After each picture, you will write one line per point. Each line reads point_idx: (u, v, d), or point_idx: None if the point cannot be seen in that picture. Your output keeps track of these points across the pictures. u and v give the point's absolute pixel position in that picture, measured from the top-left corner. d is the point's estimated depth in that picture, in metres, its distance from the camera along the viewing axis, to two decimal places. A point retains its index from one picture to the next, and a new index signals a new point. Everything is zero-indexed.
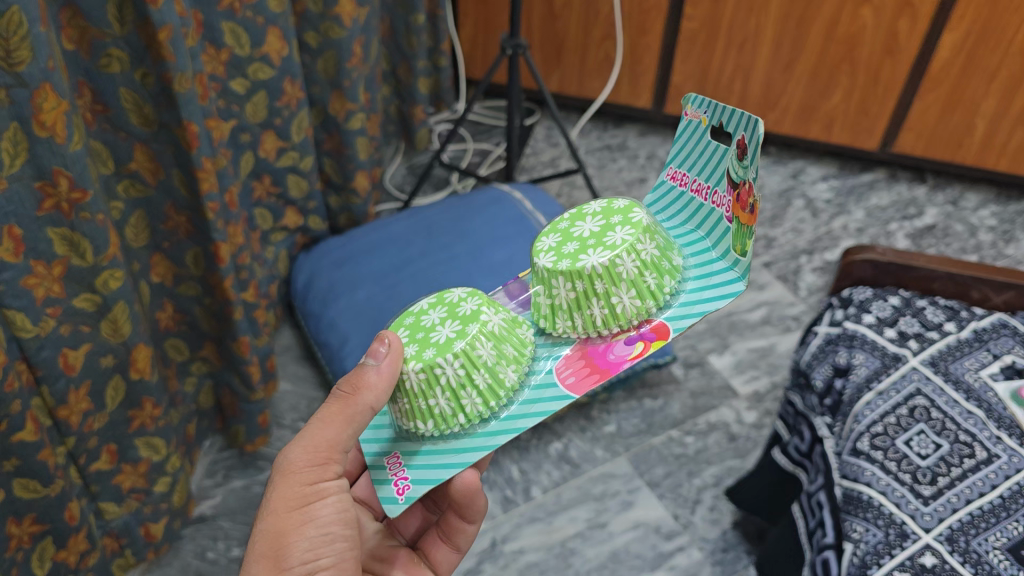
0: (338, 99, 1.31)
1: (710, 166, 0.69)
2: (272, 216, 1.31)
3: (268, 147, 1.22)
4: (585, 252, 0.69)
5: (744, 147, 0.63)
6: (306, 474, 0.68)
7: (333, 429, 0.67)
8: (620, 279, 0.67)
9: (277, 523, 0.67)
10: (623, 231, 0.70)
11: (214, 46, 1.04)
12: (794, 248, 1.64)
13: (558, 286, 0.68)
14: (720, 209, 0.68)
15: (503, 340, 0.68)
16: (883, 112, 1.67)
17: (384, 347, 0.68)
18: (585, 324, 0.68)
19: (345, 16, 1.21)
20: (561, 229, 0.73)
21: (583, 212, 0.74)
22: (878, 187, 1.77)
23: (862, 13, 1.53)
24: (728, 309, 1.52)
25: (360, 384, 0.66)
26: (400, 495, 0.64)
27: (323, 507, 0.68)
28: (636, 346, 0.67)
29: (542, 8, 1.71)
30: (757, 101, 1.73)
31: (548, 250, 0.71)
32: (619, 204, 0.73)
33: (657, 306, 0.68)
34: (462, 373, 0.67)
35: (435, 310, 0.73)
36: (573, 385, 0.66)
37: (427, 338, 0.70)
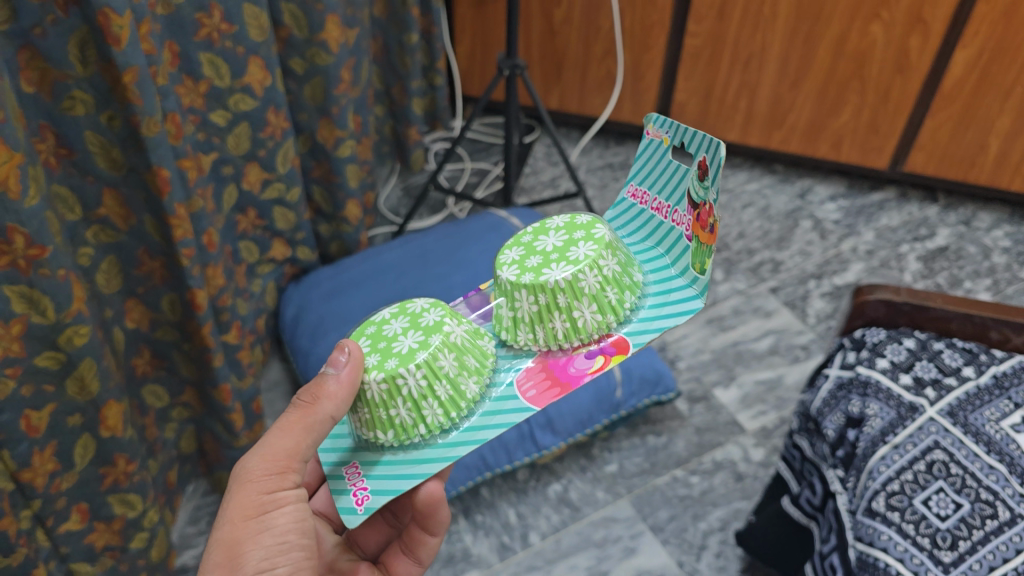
0: (327, 126, 1.24)
1: (672, 185, 0.73)
2: (258, 249, 1.26)
3: (251, 179, 1.16)
4: (547, 268, 0.73)
5: (706, 169, 0.67)
6: (264, 483, 0.68)
7: (291, 439, 0.68)
8: (582, 294, 0.71)
9: (233, 531, 0.67)
10: (585, 246, 0.73)
11: (192, 78, 0.99)
12: (803, 272, 1.58)
13: (521, 300, 0.72)
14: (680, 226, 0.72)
15: (464, 352, 0.71)
16: (894, 131, 1.61)
17: (344, 355, 0.69)
18: (547, 338, 0.72)
19: (332, 41, 1.15)
20: (524, 242, 0.77)
21: (543, 229, 0.77)
22: (888, 206, 1.71)
23: (872, 29, 1.47)
24: (734, 338, 1.46)
25: (319, 393, 0.67)
26: (359, 506, 0.66)
27: (280, 516, 0.69)
28: (596, 360, 0.71)
29: (540, 24, 1.65)
30: (763, 119, 1.68)
31: (511, 264, 0.74)
32: (581, 218, 0.77)
33: (617, 321, 0.72)
34: (424, 384, 0.69)
35: (397, 319, 0.75)
36: (534, 398, 0.68)
37: (388, 347, 0.71)
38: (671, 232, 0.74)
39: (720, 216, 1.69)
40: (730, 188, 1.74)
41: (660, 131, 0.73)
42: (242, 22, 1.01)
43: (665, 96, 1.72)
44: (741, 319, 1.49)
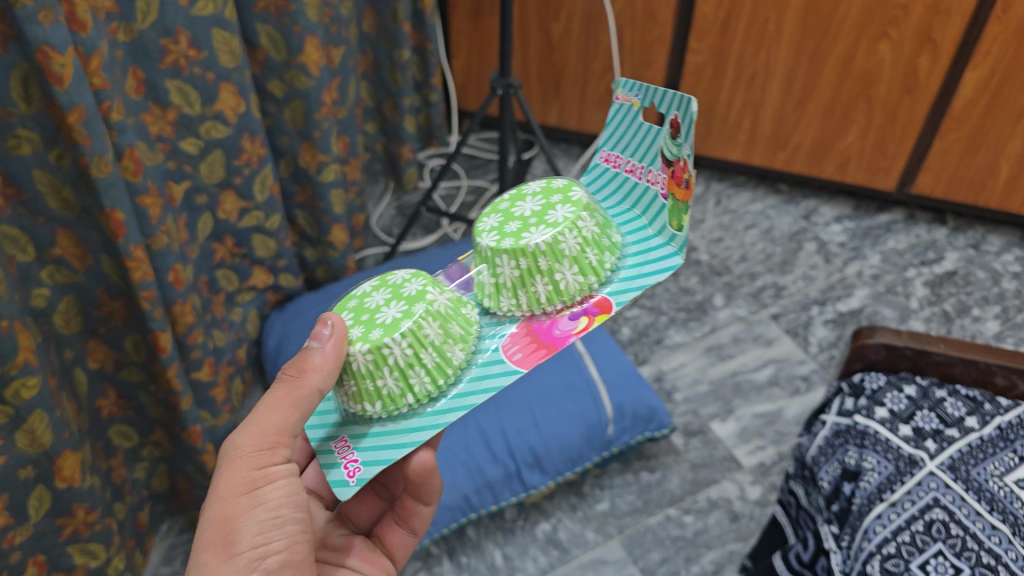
0: (309, 150, 1.19)
1: (644, 145, 0.76)
2: (237, 277, 1.22)
3: (227, 207, 1.12)
4: (526, 232, 0.74)
5: (677, 126, 0.70)
6: (253, 459, 0.66)
7: (280, 413, 0.67)
8: (563, 255, 0.72)
9: (225, 508, 0.65)
10: (562, 210, 0.75)
11: (158, 106, 0.95)
12: (805, 298, 1.52)
13: (503, 264, 0.73)
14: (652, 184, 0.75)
15: (448, 320, 0.71)
16: (902, 152, 1.55)
17: (327, 329, 0.68)
18: (530, 302, 0.72)
19: (312, 65, 1.09)
20: (501, 210, 0.78)
21: (521, 196, 0.79)
22: (895, 229, 1.65)
23: (879, 48, 1.42)
24: (733, 368, 1.41)
25: (305, 366, 0.66)
26: (350, 479, 0.67)
27: (272, 491, 0.67)
28: (580, 321, 0.72)
29: (538, 39, 1.59)
30: (767, 139, 1.62)
31: (491, 231, 0.75)
32: (557, 183, 0.79)
33: (599, 282, 0.73)
34: (410, 352, 0.69)
35: (379, 292, 0.75)
36: (521, 360, 0.69)
37: (372, 318, 0.72)
38: (644, 190, 0.77)
39: (721, 238, 1.63)
40: (733, 209, 1.69)
41: (629, 95, 0.77)
42: (211, 48, 0.96)
43: None
44: (741, 348, 1.44)
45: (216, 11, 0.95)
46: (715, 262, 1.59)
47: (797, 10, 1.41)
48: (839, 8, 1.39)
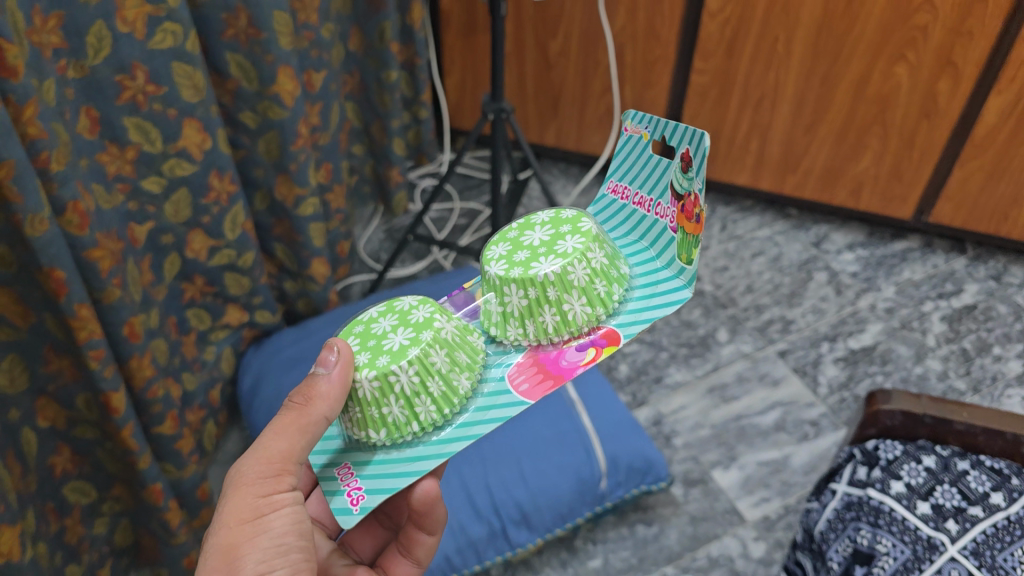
0: (285, 184, 1.12)
1: (652, 177, 0.70)
2: (210, 316, 1.15)
3: (196, 246, 1.05)
4: (536, 260, 0.69)
5: (689, 162, 0.65)
6: (258, 485, 0.62)
7: (286, 440, 0.63)
8: (572, 286, 0.67)
9: (229, 536, 0.61)
10: (573, 239, 0.70)
11: (116, 144, 0.88)
12: (815, 333, 1.45)
13: (510, 294, 0.68)
14: (663, 219, 0.69)
15: (455, 348, 0.68)
16: (919, 180, 1.47)
17: (333, 354, 0.66)
18: (537, 332, 0.68)
19: (286, 95, 1.02)
20: (510, 239, 0.73)
21: (531, 224, 0.74)
22: (911, 258, 1.57)
23: (896, 71, 1.33)
24: (737, 411, 1.34)
25: (311, 394, 0.64)
26: (355, 505, 0.64)
27: (277, 519, 0.62)
28: (588, 352, 0.67)
29: (535, 55, 1.51)
30: (775, 163, 1.54)
31: (499, 259, 0.71)
32: (566, 213, 0.74)
33: (607, 313, 0.69)
34: (416, 380, 0.66)
35: (386, 318, 0.72)
36: (527, 391, 0.65)
37: (379, 345, 0.68)
38: (655, 225, 0.71)
39: (727, 267, 1.55)
40: (739, 234, 1.61)
41: (635, 125, 0.70)
42: (172, 83, 0.89)
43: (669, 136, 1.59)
44: (745, 388, 1.36)
45: (176, 44, 0.87)
46: (720, 293, 1.51)
47: (809, 29, 1.32)
48: (855, 28, 1.30)
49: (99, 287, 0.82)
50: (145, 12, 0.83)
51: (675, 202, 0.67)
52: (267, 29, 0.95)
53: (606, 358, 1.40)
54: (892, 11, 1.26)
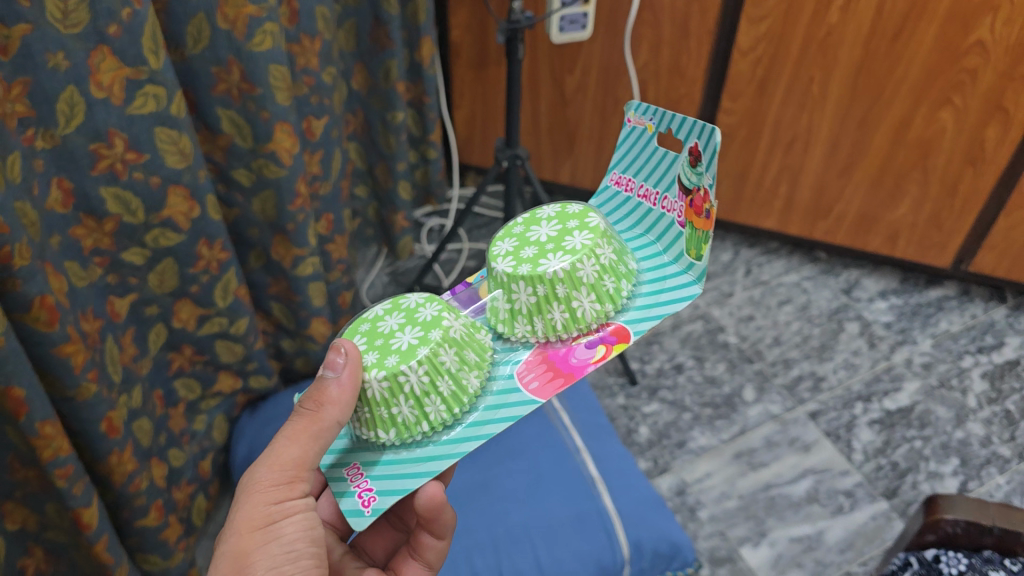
0: (282, 243, 1.03)
1: (659, 171, 0.70)
2: (200, 384, 1.06)
3: (184, 316, 0.96)
4: (544, 256, 0.66)
5: (699, 154, 0.64)
6: (270, 493, 0.61)
7: (299, 449, 0.61)
8: (581, 282, 0.64)
9: (240, 542, 0.60)
10: (581, 235, 0.67)
11: (93, 217, 0.79)
12: (848, 392, 1.36)
13: (519, 291, 0.65)
14: (667, 213, 0.69)
15: (464, 346, 0.63)
16: (960, 228, 1.38)
17: (341, 356, 0.61)
18: (545, 329, 0.65)
19: (284, 153, 0.93)
20: (515, 233, 0.70)
21: (536, 219, 0.71)
22: (947, 306, 1.49)
23: (940, 115, 1.24)
24: (766, 479, 1.24)
25: (322, 399, 0.60)
26: (366, 508, 0.59)
27: (289, 525, 0.62)
28: (598, 350, 0.64)
29: (550, 91, 1.42)
30: (805, 207, 1.45)
31: (505, 255, 0.67)
32: (572, 208, 0.71)
33: (615, 309, 0.65)
34: (426, 380, 0.61)
35: (392, 316, 0.67)
36: (538, 389, 0.62)
37: (387, 343, 0.64)
38: (656, 219, 0.70)
39: (753, 316, 1.47)
40: (764, 280, 1.54)
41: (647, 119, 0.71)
42: (154, 149, 0.79)
43: None
44: (775, 454, 1.27)
45: (160, 108, 0.78)
46: (746, 346, 1.42)
47: (847, 70, 1.23)
48: (898, 70, 1.21)
49: (71, 385, 0.73)
50: (124, 76, 0.74)
51: (681, 196, 0.67)
52: (261, 84, 0.86)
53: (625, 420, 1.31)
54: (939, 52, 1.17)
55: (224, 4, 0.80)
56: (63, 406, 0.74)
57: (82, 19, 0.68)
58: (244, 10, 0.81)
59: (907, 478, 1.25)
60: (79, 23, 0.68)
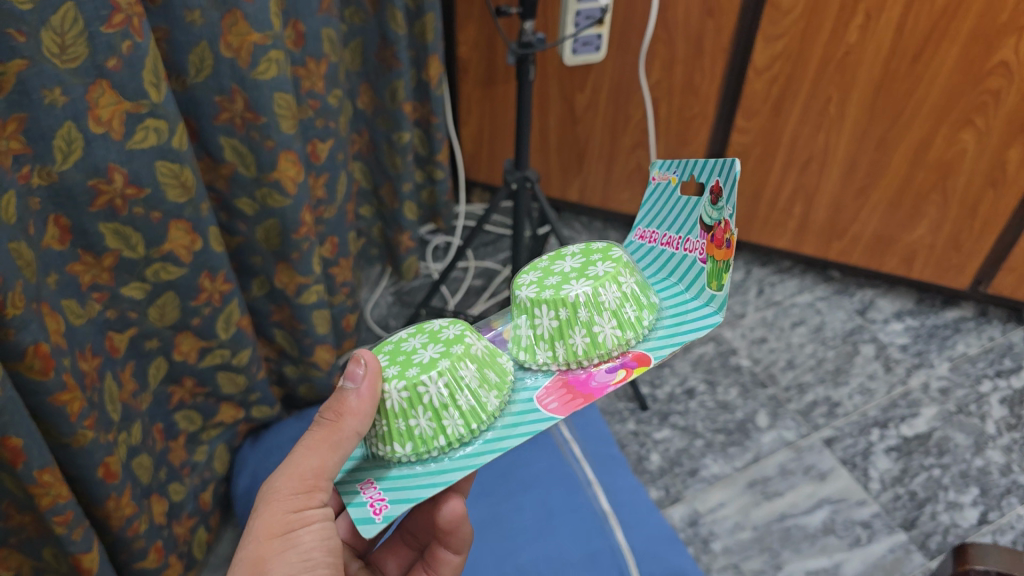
0: (286, 272, 1.00)
1: (679, 216, 0.65)
2: (202, 415, 1.03)
3: (185, 349, 0.93)
4: (568, 281, 0.64)
5: (715, 190, 0.60)
6: (290, 501, 0.59)
7: (319, 457, 0.58)
8: (603, 307, 0.61)
9: (257, 550, 0.58)
10: (605, 265, 0.65)
11: (91, 252, 0.76)
12: (864, 418, 1.33)
13: (541, 316, 0.62)
14: (692, 255, 0.64)
15: (486, 365, 0.60)
16: (980, 251, 1.35)
17: (361, 366, 0.59)
18: (566, 354, 0.61)
19: (289, 182, 0.90)
20: (540, 266, 0.68)
21: (562, 253, 0.69)
22: (964, 328, 1.47)
23: (962, 136, 1.20)
24: (781, 509, 1.21)
25: (343, 409, 0.57)
26: (377, 515, 0.55)
27: (307, 535, 0.59)
28: (619, 372, 0.60)
29: (560, 109, 1.39)
30: (820, 228, 1.42)
31: (529, 281, 0.65)
32: (597, 245, 0.68)
33: (637, 339, 0.62)
34: (446, 394, 0.58)
35: (416, 337, 0.65)
36: (557, 408, 0.58)
37: (408, 359, 0.61)
38: (681, 263, 0.65)
39: (765, 338, 1.45)
40: (777, 300, 1.52)
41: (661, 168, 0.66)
42: (156, 183, 0.76)
43: None
44: (790, 483, 1.24)
45: (161, 141, 0.75)
46: (758, 369, 1.40)
47: (866, 91, 1.20)
48: (918, 91, 1.18)
49: (68, 431, 0.71)
50: (123, 110, 0.70)
51: (704, 235, 0.62)
52: (266, 113, 0.83)
53: (636, 447, 1.29)
54: (961, 74, 1.14)
55: (227, 32, 0.77)
56: (59, 452, 0.72)
57: (80, 53, 0.65)
58: (249, 38, 0.78)
59: (926, 508, 1.22)
60: (77, 57, 0.65)
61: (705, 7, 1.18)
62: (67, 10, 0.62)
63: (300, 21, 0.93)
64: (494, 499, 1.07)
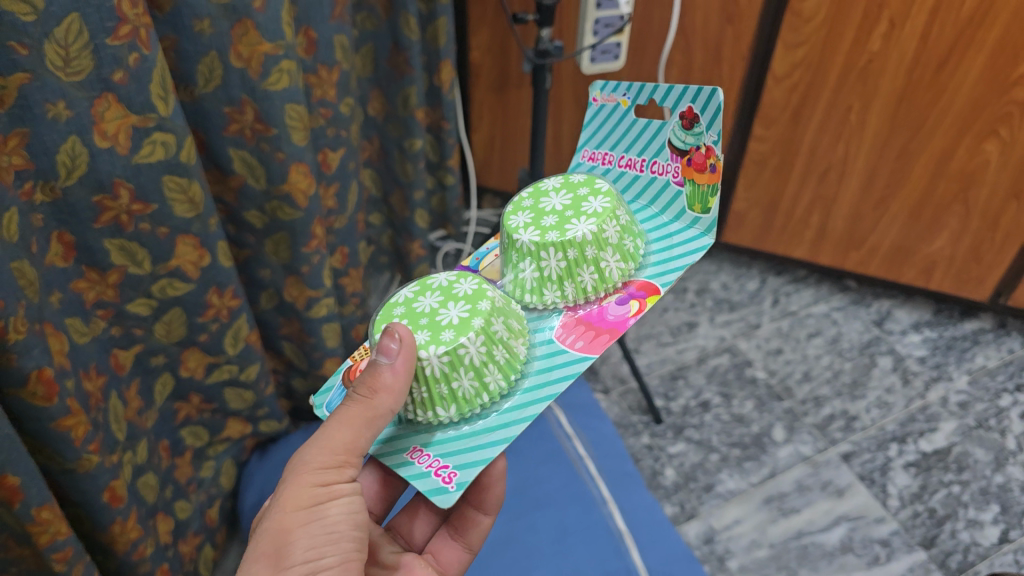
0: (296, 285, 0.98)
1: (640, 141, 0.74)
2: (209, 431, 1.01)
3: (192, 365, 0.90)
4: (570, 223, 0.68)
5: (695, 117, 0.68)
6: (318, 474, 0.59)
7: (350, 433, 0.58)
8: (608, 243, 0.66)
9: (282, 522, 0.58)
10: (598, 200, 0.69)
11: (96, 269, 0.73)
12: (882, 432, 1.30)
13: (547, 259, 0.66)
14: (659, 177, 0.73)
15: (506, 314, 0.64)
16: (1000, 262, 1.35)
17: (395, 340, 0.58)
18: (575, 292, 0.67)
19: (300, 195, 0.88)
20: (527, 207, 0.71)
21: (543, 191, 0.72)
22: (983, 340, 1.45)
23: (985, 148, 1.19)
24: (798, 526, 1.19)
25: (376, 385, 0.57)
26: (449, 484, 0.58)
27: (334, 508, 0.59)
28: (631, 304, 0.66)
29: (574, 116, 1.37)
30: (838, 237, 1.43)
31: (528, 225, 0.68)
32: (576, 179, 0.73)
33: (636, 266, 0.68)
34: (484, 350, 0.61)
35: (426, 295, 0.66)
36: (585, 347, 0.64)
37: (433, 319, 0.63)
38: (648, 185, 0.74)
39: (781, 349, 1.43)
40: (792, 310, 1.50)
41: (615, 94, 0.75)
42: (163, 199, 0.74)
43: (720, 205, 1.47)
44: (807, 499, 1.22)
45: (168, 156, 0.72)
46: (774, 382, 1.38)
47: (887, 100, 1.19)
48: (941, 101, 1.16)
49: (71, 457, 0.69)
50: (130, 124, 0.68)
51: (678, 158, 0.70)
52: (277, 124, 0.81)
53: (650, 462, 1.27)
54: (986, 85, 1.12)
55: (237, 42, 0.75)
56: (63, 477, 0.70)
57: (86, 66, 0.62)
58: (260, 48, 0.75)
59: (946, 526, 1.19)
60: (82, 69, 0.62)
61: (725, 14, 1.16)
62: (72, 21, 0.59)
63: (313, 28, 0.91)
64: (507, 516, 1.04)
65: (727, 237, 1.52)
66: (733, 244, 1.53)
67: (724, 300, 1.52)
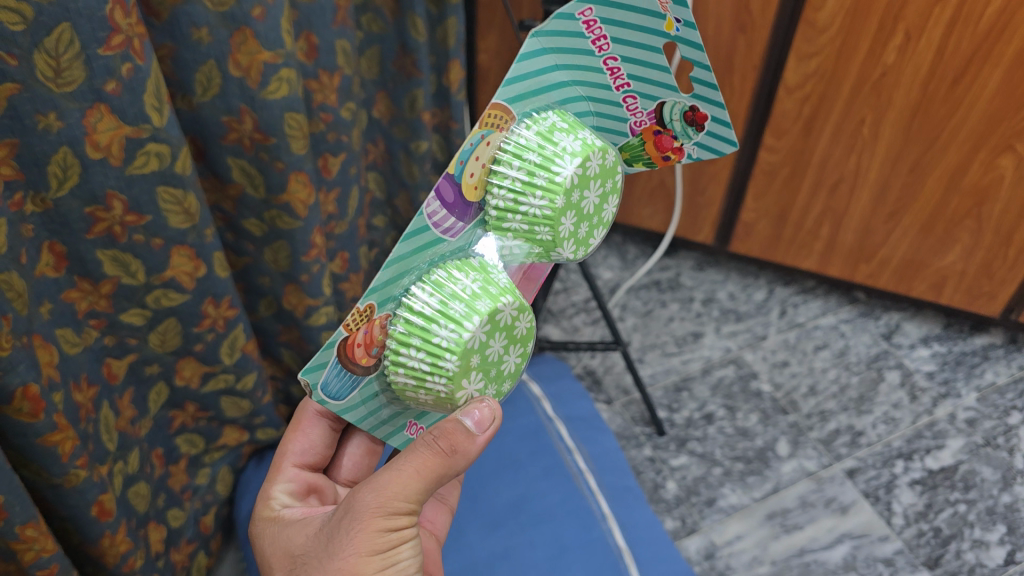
0: (295, 293, 0.97)
1: (639, 68, 0.58)
2: (204, 438, 1.00)
3: (187, 374, 0.89)
4: (594, 233, 0.59)
5: (701, 127, 0.60)
6: (388, 522, 0.56)
7: (422, 483, 0.56)
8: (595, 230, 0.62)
9: (355, 568, 0.55)
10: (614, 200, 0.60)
11: (88, 280, 0.72)
12: (888, 449, 1.29)
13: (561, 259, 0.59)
14: (623, 108, 0.60)
15: None
16: (1012, 278, 1.34)
17: (481, 411, 0.54)
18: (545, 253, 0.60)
19: (299, 204, 0.87)
20: (573, 202, 0.55)
21: (589, 177, 0.56)
22: (993, 356, 1.43)
23: (1001, 162, 1.17)
24: (800, 543, 1.18)
25: (458, 446, 0.55)
26: None
27: (404, 552, 0.57)
28: None
29: None
30: (847, 250, 1.42)
31: (571, 238, 0.56)
32: (610, 156, 0.57)
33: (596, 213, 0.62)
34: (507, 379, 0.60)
35: (493, 336, 0.54)
36: None
37: (499, 371, 0.56)
38: (608, 104, 0.60)
39: (787, 361, 1.42)
40: (800, 322, 1.49)
41: (673, 12, 0.55)
42: (157, 210, 0.73)
43: (726, 216, 1.45)
44: (810, 516, 1.21)
45: (162, 167, 0.70)
46: (780, 395, 1.37)
47: (901, 113, 1.17)
48: (956, 115, 1.14)
49: (59, 473, 0.68)
50: (123, 135, 0.66)
51: (653, 120, 0.60)
52: (276, 134, 0.80)
53: (652, 475, 1.26)
54: (1002, 99, 1.10)
55: (236, 50, 0.73)
56: (51, 491, 0.69)
57: (77, 76, 0.60)
58: (259, 57, 0.74)
59: (951, 546, 1.18)
60: (74, 80, 0.60)
61: (738, 24, 1.14)
62: (63, 31, 0.57)
63: (314, 32, 0.89)
64: (503, 534, 1.03)
65: (734, 246, 1.50)
66: (744, 255, 1.52)
67: (730, 311, 1.51)
